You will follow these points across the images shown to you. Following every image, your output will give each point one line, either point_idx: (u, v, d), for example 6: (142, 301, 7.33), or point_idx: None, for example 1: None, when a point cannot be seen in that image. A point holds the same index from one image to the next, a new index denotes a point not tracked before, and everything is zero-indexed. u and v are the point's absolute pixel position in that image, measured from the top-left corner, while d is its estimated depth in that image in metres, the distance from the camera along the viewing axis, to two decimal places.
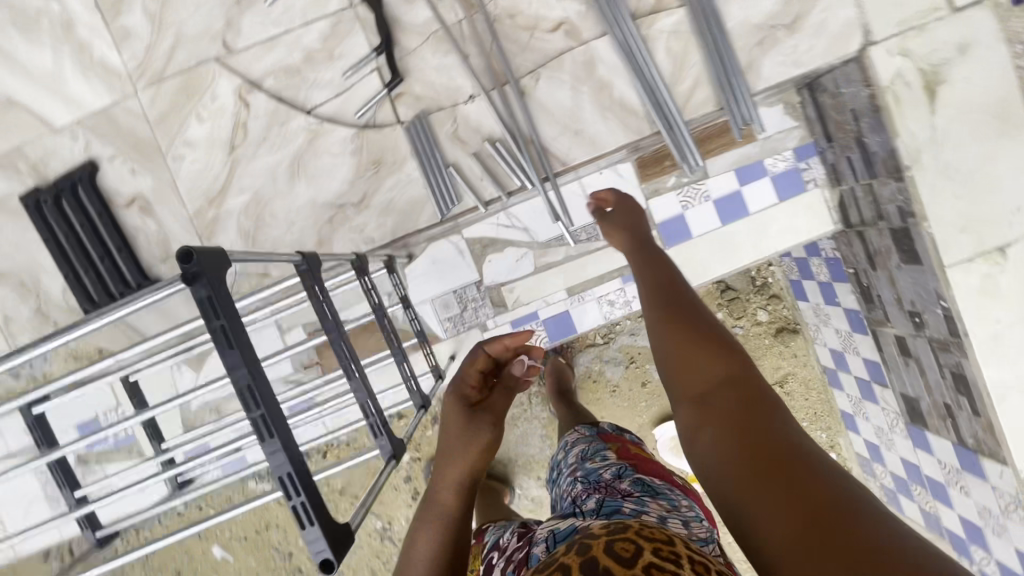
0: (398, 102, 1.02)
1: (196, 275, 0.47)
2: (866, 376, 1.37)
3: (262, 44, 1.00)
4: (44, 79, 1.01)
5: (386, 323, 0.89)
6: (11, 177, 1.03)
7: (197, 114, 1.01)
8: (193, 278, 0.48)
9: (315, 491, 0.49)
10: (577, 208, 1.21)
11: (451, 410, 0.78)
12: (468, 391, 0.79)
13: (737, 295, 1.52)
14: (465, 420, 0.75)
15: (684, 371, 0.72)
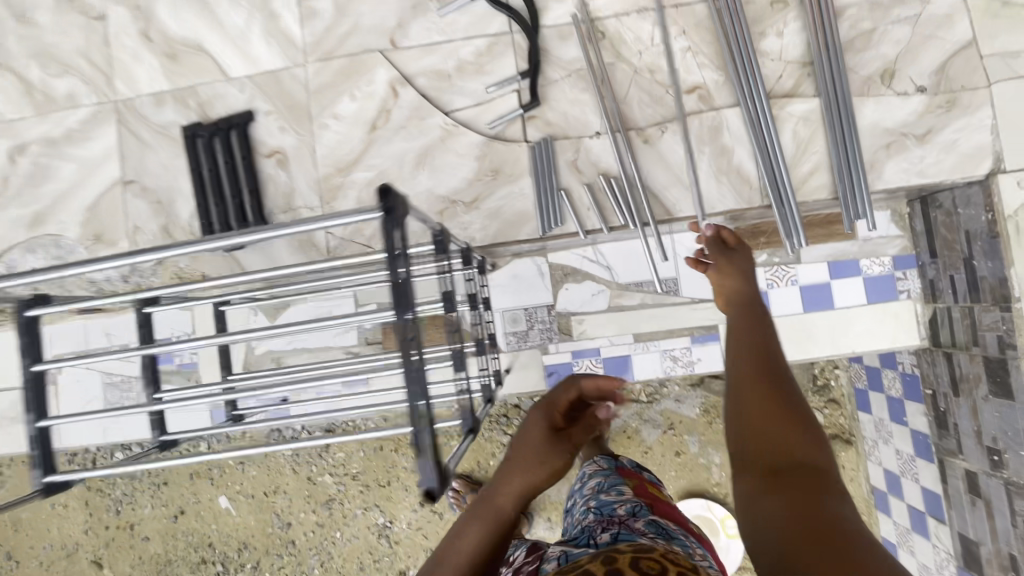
0: (530, 123, 1.09)
1: (392, 215, 0.63)
2: (922, 508, 1.29)
3: (424, 47, 1.11)
4: (232, 34, 1.15)
5: None
6: (178, 109, 1.15)
7: (350, 93, 1.12)
8: (388, 217, 0.64)
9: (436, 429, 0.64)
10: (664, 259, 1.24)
11: (538, 425, 0.91)
12: (554, 418, 0.93)
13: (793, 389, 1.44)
14: (542, 434, 0.90)
15: (750, 421, 0.67)
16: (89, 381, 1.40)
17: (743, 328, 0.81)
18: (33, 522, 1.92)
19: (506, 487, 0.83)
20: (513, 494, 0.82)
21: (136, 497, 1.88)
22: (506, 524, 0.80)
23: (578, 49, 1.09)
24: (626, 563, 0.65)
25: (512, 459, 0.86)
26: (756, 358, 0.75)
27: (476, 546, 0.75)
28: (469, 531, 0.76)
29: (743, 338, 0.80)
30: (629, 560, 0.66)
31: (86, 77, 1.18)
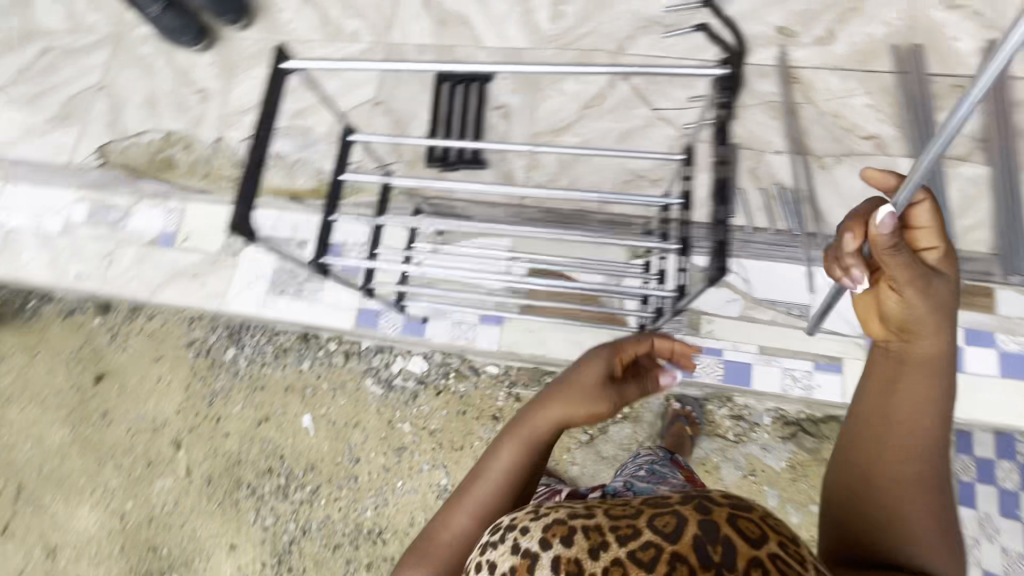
0: (721, 131, 1.28)
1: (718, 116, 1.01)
2: None
3: (645, 57, 1.35)
4: (493, 15, 1.43)
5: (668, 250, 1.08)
6: (435, 59, 1.43)
7: (576, 76, 1.36)
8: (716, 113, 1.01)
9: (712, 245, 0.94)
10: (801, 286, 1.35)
11: (592, 375, 0.75)
12: (614, 365, 0.76)
13: None
14: (586, 379, 0.75)
15: (866, 471, 0.64)
16: (265, 262, 1.62)
17: (914, 364, 0.63)
18: (136, 390, 2.09)
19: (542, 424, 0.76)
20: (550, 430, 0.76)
21: (231, 393, 2.03)
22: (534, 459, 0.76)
23: (775, 85, 1.30)
24: (724, 517, 0.47)
25: (556, 400, 0.75)
26: (919, 413, 0.63)
27: (501, 483, 0.74)
28: (498, 466, 0.75)
29: (904, 377, 0.64)
30: (727, 517, 0.47)
31: (371, 22, 1.48)
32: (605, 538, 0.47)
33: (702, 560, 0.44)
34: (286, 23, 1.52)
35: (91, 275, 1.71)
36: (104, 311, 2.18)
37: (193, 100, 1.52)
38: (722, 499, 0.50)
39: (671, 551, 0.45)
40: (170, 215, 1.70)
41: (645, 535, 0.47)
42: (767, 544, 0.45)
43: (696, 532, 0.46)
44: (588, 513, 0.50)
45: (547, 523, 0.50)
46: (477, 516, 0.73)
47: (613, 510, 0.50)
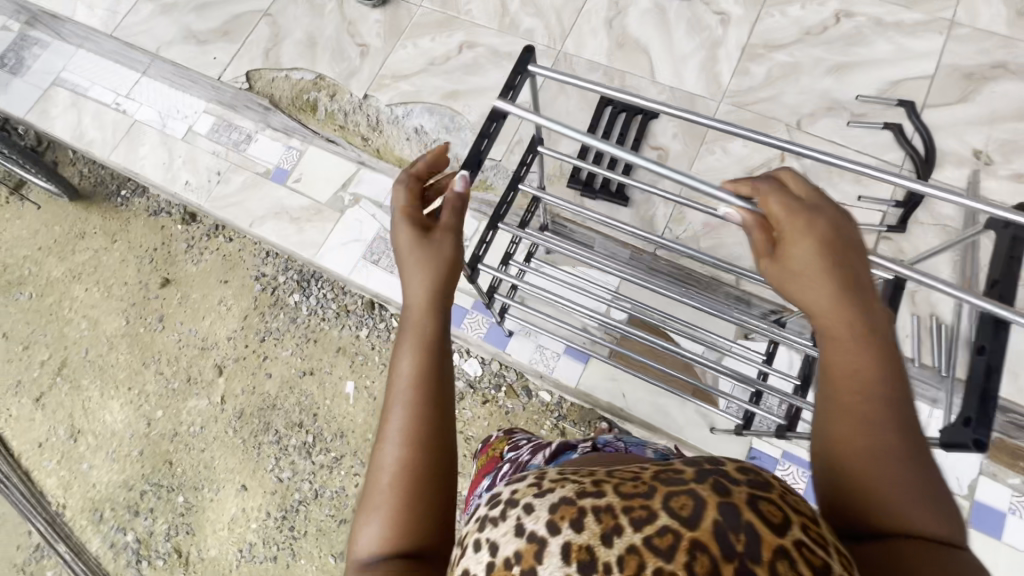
0: (885, 240, 1.19)
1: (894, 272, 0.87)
2: None
3: (821, 140, 1.28)
4: (674, 53, 1.38)
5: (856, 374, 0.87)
6: (603, 81, 1.38)
7: (745, 140, 1.29)
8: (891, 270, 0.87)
9: None
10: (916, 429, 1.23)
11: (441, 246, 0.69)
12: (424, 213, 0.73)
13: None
14: (426, 245, 0.68)
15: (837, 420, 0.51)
16: (367, 226, 1.56)
17: (823, 314, 0.54)
18: (196, 305, 2.11)
19: (419, 309, 0.67)
20: (433, 310, 0.67)
21: (284, 337, 2.01)
22: (440, 344, 0.66)
23: (955, 209, 1.21)
24: (744, 502, 0.38)
25: (413, 276, 0.68)
26: (850, 365, 0.51)
27: (407, 393, 0.63)
28: (401, 377, 0.64)
29: (831, 324, 0.53)
30: (747, 500, 0.38)
31: (548, 25, 1.45)
32: (619, 521, 0.39)
33: (724, 551, 0.36)
34: (463, 3, 1.50)
35: (199, 187, 1.72)
36: (188, 220, 2.19)
37: (353, 52, 1.52)
38: (740, 476, 0.41)
39: (689, 538, 0.37)
40: (290, 152, 1.67)
41: (661, 519, 0.38)
42: (792, 531, 0.38)
43: (717, 518, 0.37)
44: (596, 489, 0.42)
45: (556, 501, 0.42)
46: (403, 434, 0.61)
47: (622, 486, 0.42)
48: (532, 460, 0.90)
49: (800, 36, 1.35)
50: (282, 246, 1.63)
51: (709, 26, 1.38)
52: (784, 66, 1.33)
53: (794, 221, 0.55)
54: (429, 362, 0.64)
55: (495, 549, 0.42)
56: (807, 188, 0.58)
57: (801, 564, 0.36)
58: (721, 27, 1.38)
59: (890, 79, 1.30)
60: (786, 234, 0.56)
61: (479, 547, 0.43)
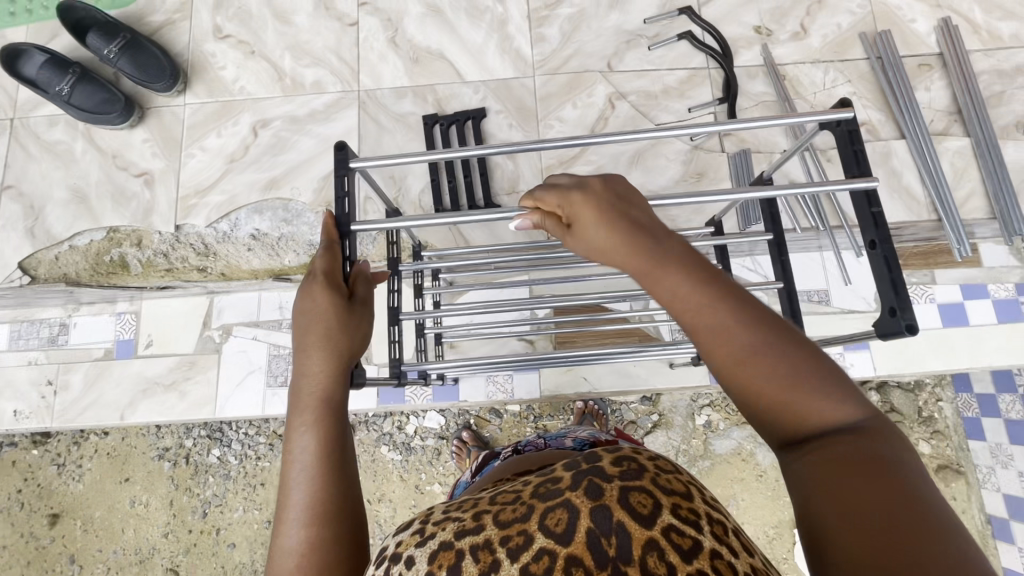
0: (726, 138, 1.28)
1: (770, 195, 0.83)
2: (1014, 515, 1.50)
3: (636, 73, 1.33)
4: (470, 48, 1.34)
5: (784, 303, 0.82)
6: (418, 103, 1.31)
7: (573, 102, 1.31)
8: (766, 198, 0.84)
9: (789, 298, 0.82)
10: (810, 273, 1.39)
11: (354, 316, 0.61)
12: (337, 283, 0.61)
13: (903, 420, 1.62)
14: (344, 318, 0.59)
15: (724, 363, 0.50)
16: (254, 351, 1.41)
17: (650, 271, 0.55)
18: (106, 522, 1.79)
19: (318, 383, 0.57)
20: (337, 389, 0.57)
21: (228, 499, 1.78)
22: (340, 409, 0.57)
23: (764, 85, 1.33)
24: (615, 499, 0.38)
25: (318, 355, 0.58)
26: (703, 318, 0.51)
27: (308, 475, 0.52)
28: (300, 456, 0.53)
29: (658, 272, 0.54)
30: (618, 496, 0.38)
31: (333, 69, 1.34)
32: (496, 556, 0.37)
33: (598, 560, 0.36)
34: (232, 83, 1.34)
35: (35, 410, 1.42)
36: (41, 439, 1.82)
37: (136, 187, 1.30)
38: (613, 470, 0.41)
39: (565, 554, 0.36)
40: (123, 319, 1.45)
41: (538, 541, 0.37)
42: (659, 517, 0.38)
43: (589, 525, 0.37)
44: (476, 524, 0.40)
45: (434, 549, 0.39)
46: (304, 514, 0.50)
47: (502, 514, 0.40)
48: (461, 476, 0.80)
49: None
50: (171, 420, 1.41)
51: (488, 8, 1.35)
52: (571, 18, 1.35)
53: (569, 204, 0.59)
54: (333, 443, 0.55)
55: None
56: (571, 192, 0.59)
57: (669, 550, 0.36)
58: (499, 5, 1.35)
59: None
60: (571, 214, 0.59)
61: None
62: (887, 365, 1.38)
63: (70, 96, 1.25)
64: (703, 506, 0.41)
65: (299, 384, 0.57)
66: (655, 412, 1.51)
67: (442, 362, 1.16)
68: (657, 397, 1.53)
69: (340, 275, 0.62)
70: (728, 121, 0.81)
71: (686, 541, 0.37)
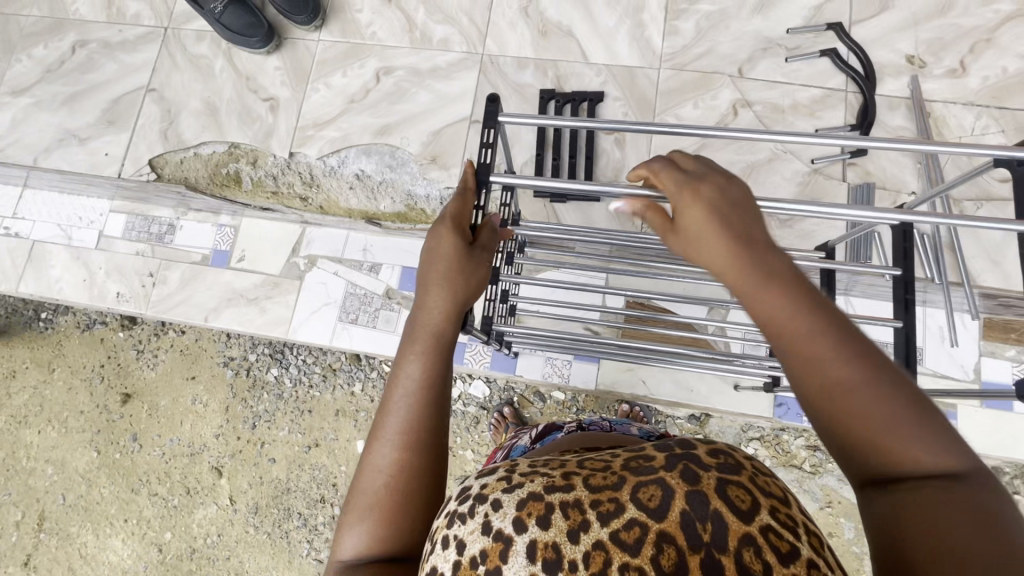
0: (850, 168, 1.21)
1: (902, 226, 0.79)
2: None
3: (766, 83, 1.27)
4: (600, 29, 1.32)
5: (897, 341, 0.78)
6: (538, 77, 1.31)
7: (694, 102, 1.26)
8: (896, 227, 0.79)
9: (904, 336, 0.78)
10: None
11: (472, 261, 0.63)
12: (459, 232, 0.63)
13: None
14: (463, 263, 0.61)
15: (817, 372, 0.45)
16: (333, 285, 1.48)
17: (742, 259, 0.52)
18: (168, 411, 1.94)
19: (435, 320, 0.59)
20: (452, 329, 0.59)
21: (276, 417, 1.89)
22: (446, 347, 0.58)
23: (904, 119, 1.24)
24: (713, 488, 0.36)
25: (435, 294, 0.59)
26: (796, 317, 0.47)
27: (410, 402, 0.54)
28: (405, 383, 0.55)
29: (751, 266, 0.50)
30: (715, 485, 0.36)
31: (462, 29, 1.36)
32: (586, 516, 0.36)
33: (691, 542, 0.34)
34: (365, 26, 1.39)
35: (134, 295, 1.55)
36: (129, 324, 2.00)
37: (261, 110, 1.37)
38: (710, 460, 0.38)
39: (657, 531, 0.35)
40: (223, 231, 1.55)
41: (629, 511, 0.36)
42: (759, 515, 0.35)
43: (684, 507, 0.35)
44: (566, 482, 0.39)
45: (522, 497, 0.38)
46: (399, 441, 0.53)
47: (592, 478, 0.39)
48: (520, 440, 0.82)
49: None
50: (246, 332, 1.51)
51: None
52: (710, 16, 1.30)
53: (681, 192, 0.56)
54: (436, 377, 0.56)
55: (461, 547, 0.38)
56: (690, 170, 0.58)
57: (766, 549, 0.33)
58: None
59: (814, 4, 1.30)
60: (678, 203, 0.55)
61: (447, 546, 0.39)
62: (971, 441, 1.28)
63: (221, 14, 1.30)
64: (803, 518, 0.38)
65: (418, 318, 0.59)
66: (699, 433, 1.45)
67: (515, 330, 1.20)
68: (704, 417, 1.47)
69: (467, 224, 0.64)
70: (877, 141, 0.77)
71: (787, 548, 0.34)
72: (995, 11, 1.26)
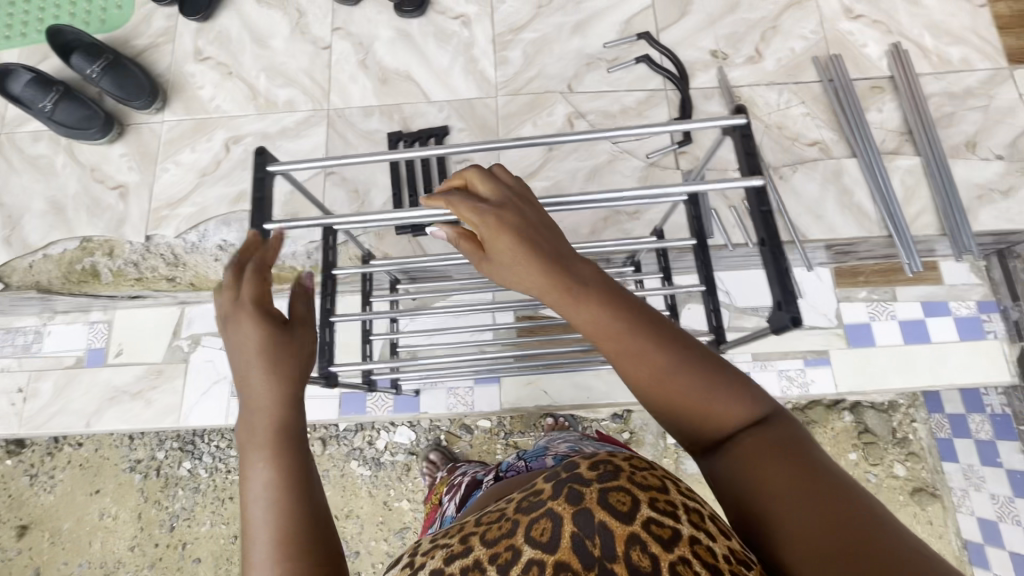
0: (681, 156, 1.31)
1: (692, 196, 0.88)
2: (980, 539, 1.46)
3: (594, 93, 1.38)
4: (436, 69, 1.40)
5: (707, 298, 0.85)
6: (385, 121, 1.36)
7: (533, 121, 1.35)
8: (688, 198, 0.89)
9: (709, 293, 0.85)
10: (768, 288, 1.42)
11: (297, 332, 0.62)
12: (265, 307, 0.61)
13: (876, 442, 1.55)
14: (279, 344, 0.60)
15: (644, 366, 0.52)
16: (220, 360, 1.43)
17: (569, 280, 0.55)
18: (74, 534, 1.78)
19: (273, 403, 0.57)
20: (287, 409, 0.58)
21: (195, 512, 1.77)
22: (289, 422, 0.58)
23: (719, 106, 1.37)
24: (595, 501, 0.41)
25: (263, 376, 0.58)
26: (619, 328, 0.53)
27: (271, 487, 0.53)
28: (258, 475, 0.54)
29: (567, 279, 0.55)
30: (597, 498, 0.41)
31: (305, 89, 1.40)
32: (486, 572, 0.41)
33: (584, 561, 0.39)
34: (208, 101, 1.40)
35: (3, 415, 1.44)
36: (16, 450, 1.83)
37: (110, 199, 1.34)
38: (589, 474, 0.43)
39: (553, 562, 0.39)
40: (95, 328, 1.48)
41: (527, 554, 0.41)
42: (638, 511, 0.40)
43: (573, 530, 0.40)
44: (466, 547, 0.44)
45: (427, 573, 0.43)
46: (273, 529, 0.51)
47: (489, 533, 0.44)
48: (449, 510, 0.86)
49: (535, 11, 1.43)
50: (135, 429, 1.42)
51: (455, 33, 1.42)
52: (533, 43, 1.41)
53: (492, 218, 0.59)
54: (293, 469, 0.55)
55: None
56: (489, 187, 0.62)
57: (651, 542, 0.38)
58: (465, 31, 1.42)
59: (623, 19, 1.43)
60: (484, 236, 0.59)
61: None
62: (848, 380, 1.38)
63: (52, 112, 1.30)
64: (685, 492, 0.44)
65: (252, 407, 0.57)
66: (626, 430, 1.50)
67: (409, 364, 1.23)
68: (628, 414, 1.52)
69: (271, 304, 0.62)
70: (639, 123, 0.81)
71: (665, 529, 0.39)
72: (773, 3, 1.43)
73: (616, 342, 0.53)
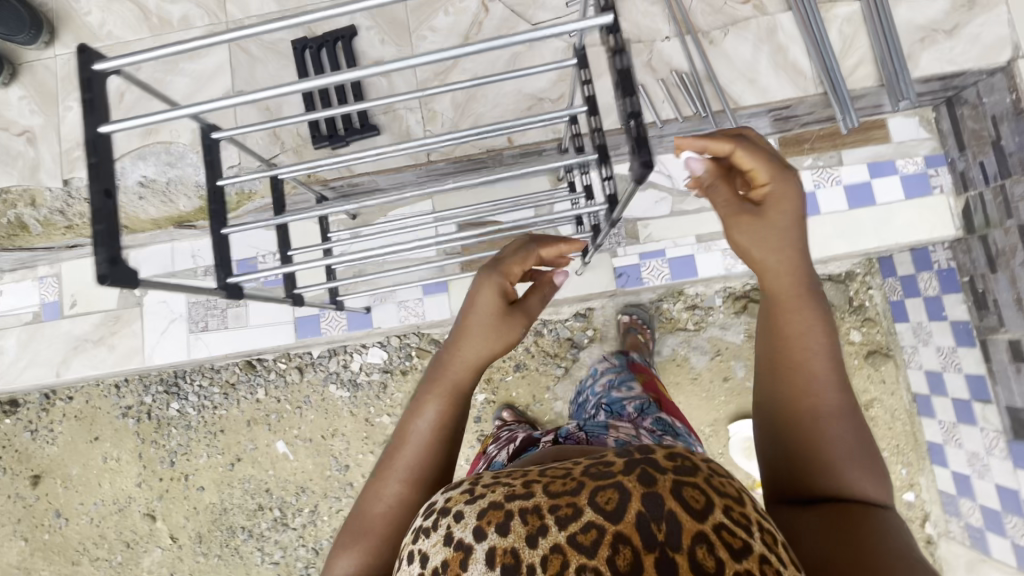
0: (606, 31, 1.22)
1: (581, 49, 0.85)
2: (926, 391, 1.49)
3: None
4: None
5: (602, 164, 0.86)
6: (288, 29, 1.26)
7: (445, 9, 1.24)
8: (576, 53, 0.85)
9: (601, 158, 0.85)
10: None
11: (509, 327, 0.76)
12: (504, 289, 0.76)
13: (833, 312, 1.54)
14: (502, 324, 0.75)
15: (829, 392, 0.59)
16: (173, 300, 1.45)
17: (798, 287, 0.62)
18: (83, 478, 1.90)
19: (461, 370, 0.73)
20: (470, 380, 0.74)
21: (191, 447, 1.88)
22: (465, 397, 0.74)
23: None
24: (668, 489, 0.38)
25: (466, 343, 0.74)
26: (818, 353, 0.60)
27: (433, 426, 0.71)
28: (429, 415, 0.71)
29: (789, 307, 0.62)
30: (671, 487, 0.38)
31: (198, 2, 1.29)
32: (544, 521, 0.38)
33: (646, 541, 0.36)
34: (99, 28, 1.30)
35: None
36: (12, 409, 1.92)
37: (18, 146, 1.29)
38: (667, 463, 0.40)
39: (613, 532, 0.36)
40: (45, 283, 1.48)
41: (587, 514, 0.38)
42: (712, 514, 0.37)
43: (640, 509, 0.37)
44: (526, 490, 0.41)
45: (484, 506, 0.41)
46: (420, 453, 0.69)
47: (551, 484, 0.41)
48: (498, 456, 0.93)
49: None
50: (104, 375, 1.47)
51: None
52: None
53: (780, 187, 0.61)
54: (449, 426, 0.71)
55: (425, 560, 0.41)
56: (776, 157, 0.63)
57: (719, 546, 0.35)
58: None
59: None
60: (769, 196, 0.62)
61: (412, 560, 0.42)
62: None
63: None
64: (755, 507, 0.40)
65: (450, 361, 0.74)
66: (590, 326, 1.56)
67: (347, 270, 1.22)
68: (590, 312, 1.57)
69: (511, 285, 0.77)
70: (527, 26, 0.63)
71: (736, 540, 0.36)
72: None
73: (804, 359, 0.60)
